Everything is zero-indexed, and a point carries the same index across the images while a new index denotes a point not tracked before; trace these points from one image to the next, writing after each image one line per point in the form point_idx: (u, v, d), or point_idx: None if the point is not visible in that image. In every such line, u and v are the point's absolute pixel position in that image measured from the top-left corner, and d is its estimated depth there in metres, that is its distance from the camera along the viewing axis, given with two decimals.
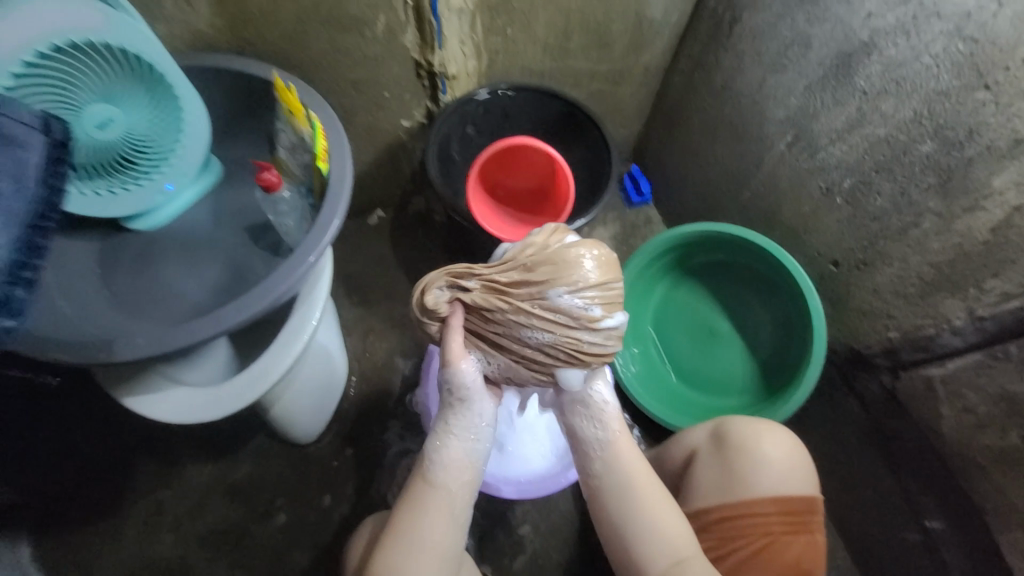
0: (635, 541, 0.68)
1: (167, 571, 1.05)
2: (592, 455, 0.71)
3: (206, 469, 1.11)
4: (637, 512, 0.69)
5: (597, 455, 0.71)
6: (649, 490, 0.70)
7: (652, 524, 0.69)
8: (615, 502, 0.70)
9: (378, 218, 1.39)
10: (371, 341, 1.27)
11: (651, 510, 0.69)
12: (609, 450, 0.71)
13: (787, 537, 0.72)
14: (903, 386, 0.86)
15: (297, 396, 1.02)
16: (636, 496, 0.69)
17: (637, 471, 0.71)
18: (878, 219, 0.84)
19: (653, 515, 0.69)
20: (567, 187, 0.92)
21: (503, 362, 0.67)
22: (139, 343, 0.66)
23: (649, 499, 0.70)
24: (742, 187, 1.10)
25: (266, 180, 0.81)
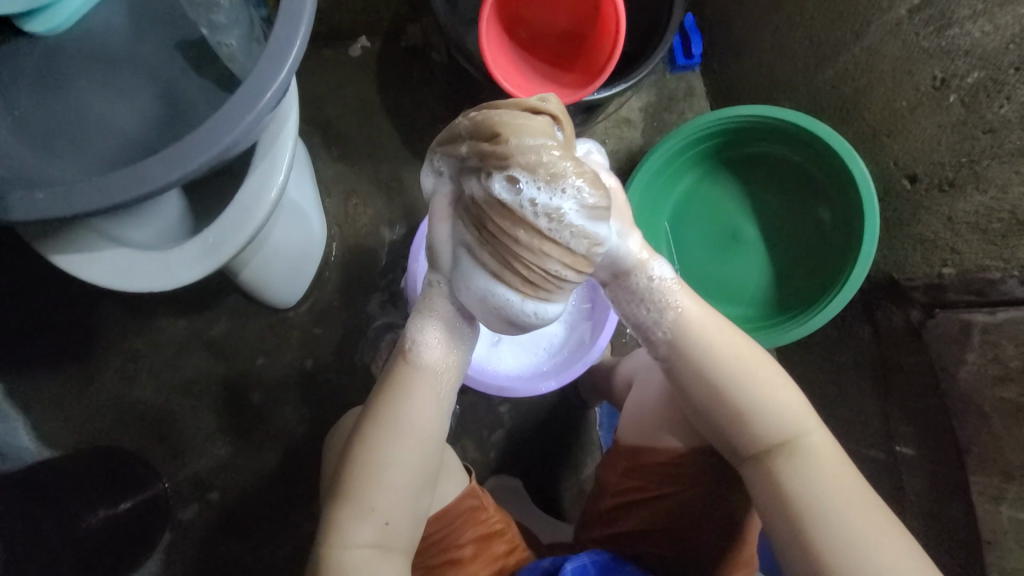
0: (722, 425, 0.59)
1: (146, 413, 1.05)
2: (676, 332, 0.59)
3: (177, 321, 1.06)
4: (739, 394, 0.57)
5: (684, 330, 0.59)
6: (753, 365, 0.58)
7: (754, 405, 0.57)
8: (704, 383, 0.58)
9: (363, 50, 1.13)
10: (354, 203, 1.12)
11: (754, 390, 0.57)
12: (683, 323, 0.59)
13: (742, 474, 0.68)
14: (933, 325, 0.79)
15: (269, 260, 0.92)
16: (734, 377, 0.57)
17: (728, 351, 0.58)
18: (992, 132, 0.68)
19: (757, 396, 0.57)
20: (612, 36, 0.69)
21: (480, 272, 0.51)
22: (39, 198, 0.53)
23: (751, 377, 0.58)
24: (824, 63, 0.87)
25: None
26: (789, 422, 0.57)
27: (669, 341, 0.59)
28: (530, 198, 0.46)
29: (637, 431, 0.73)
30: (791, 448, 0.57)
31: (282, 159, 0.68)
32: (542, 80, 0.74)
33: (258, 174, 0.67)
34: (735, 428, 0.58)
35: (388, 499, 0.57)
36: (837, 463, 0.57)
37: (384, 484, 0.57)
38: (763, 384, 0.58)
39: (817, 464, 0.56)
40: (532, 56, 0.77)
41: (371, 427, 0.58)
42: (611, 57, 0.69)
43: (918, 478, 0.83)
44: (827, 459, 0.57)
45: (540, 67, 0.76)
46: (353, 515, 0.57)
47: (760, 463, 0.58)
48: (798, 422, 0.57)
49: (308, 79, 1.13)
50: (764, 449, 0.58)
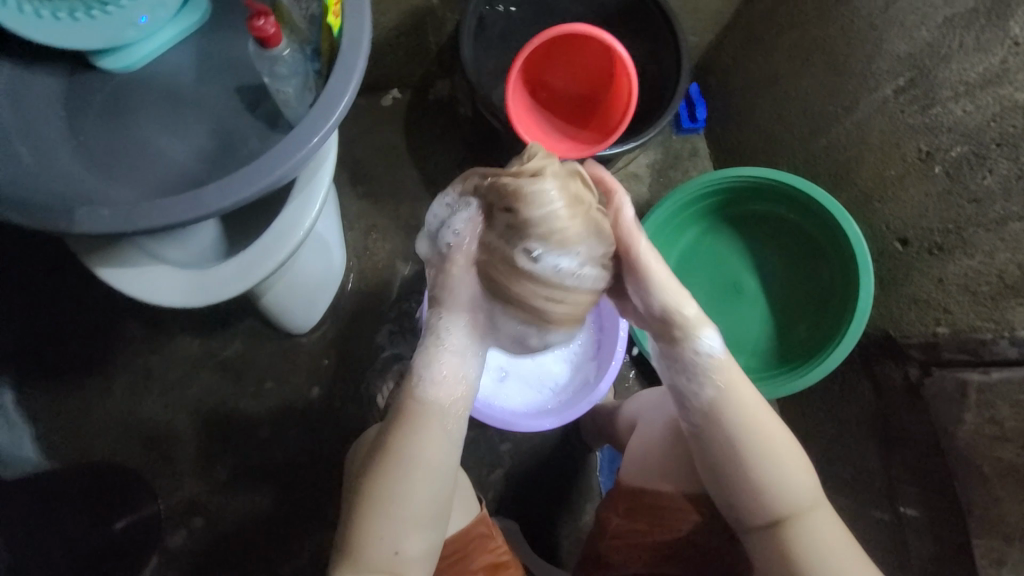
0: (740, 490, 0.60)
1: (150, 431, 1.05)
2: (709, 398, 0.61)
3: (193, 341, 1.09)
4: (762, 469, 0.59)
5: (719, 400, 0.61)
6: (779, 444, 0.60)
7: (776, 481, 0.59)
8: (728, 451, 0.61)
9: (394, 99, 1.23)
10: (373, 238, 1.18)
11: (777, 470, 0.60)
12: (720, 398, 0.61)
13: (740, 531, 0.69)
14: (930, 383, 0.81)
15: (291, 286, 0.96)
16: (762, 453, 0.60)
17: (757, 430, 0.60)
18: (977, 202, 0.73)
19: (779, 472, 0.60)
20: (624, 99, 0.76)
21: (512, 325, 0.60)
22: (103, 214, 0.58)
23: (778, 456, 0.60)
24: (819, 133, 0.95)
25: (260, 30, 0.63)
26: (806, 505, 0.60)
27: (701, 406, 0.62)
28: (555, 265, 0.54)
29: (638, 474, 0.74)
30: (803, 526, 0.59)
31: (318, 193, 0.74)
32: (560, 136, 0.81)
33: (295, 207, 0.73)
34: (754, 498, 0.60)
35: (400, 527, 0.58)
36: (845, 554, 0.59)
37: (396, 512, 0.58)
38: (787, 465, 0.60)
39: (827, 548, 0.59)
40: (551, 117, 0.84)
41: (384, 456, 0.59)
42: (624, 116, 0.75)
43: (922, 540, 0.82)
44: (837, 546, 0.59)
45: (558, 125, 0.83)
46: (367, 543, 0.58)
47: (772, 533, 0.60)
48: (813, 505, 0.60)
49: (341, 123, 1.23)
50: (776, 519, 0.60)
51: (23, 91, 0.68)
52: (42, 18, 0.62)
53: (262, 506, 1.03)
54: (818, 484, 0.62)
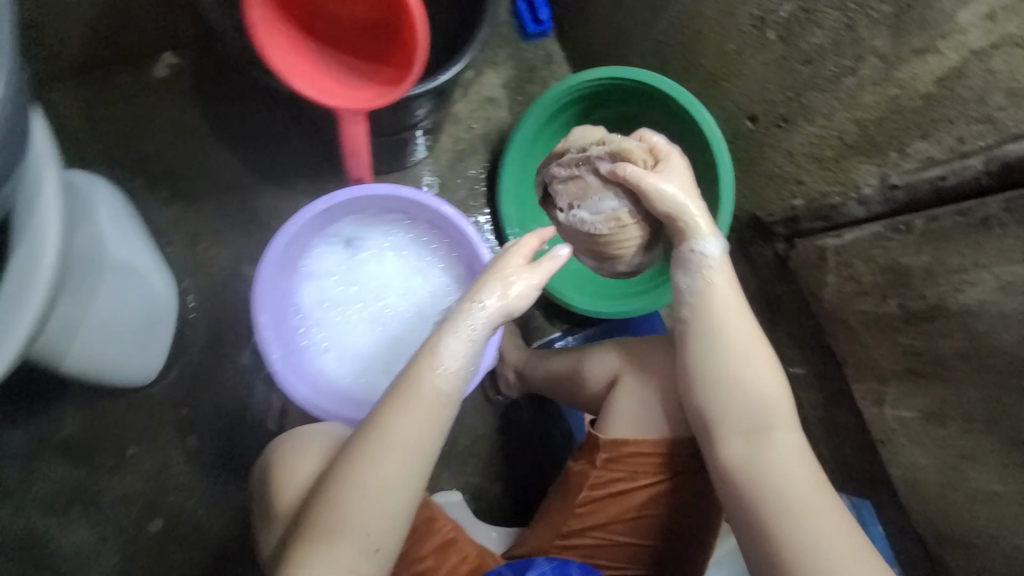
0: (708, 394, 0.64)
1: (7, 542, 0.88)
2: (710, 303, 0.66)
3: (19, 428, 0.89)
4: (736, 374, 0.63)
5: (721, 310, 0.65)
6: (753, 346, 0.65)
7: (743, 377, 0.63)
8: (697, 350, 0.65)
9: (170, 67, 0.97)
10: (205, 246, 0.98)
11: (741, 367, 0.64)
12: (724, 307, 0.65)
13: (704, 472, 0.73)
14: (797, 254, 0.82)
15: (97, 340, 0.77)
16: (728, 348, 0.64)
17: (748, 342, 0.65)
18: (811, 62, 0.69)
19: (750, 378, 0.64)
20: (410, 17, 0.61)
21: (588, 251, 0.80)
22: None
23: (745, 354, 0.64)
24: (658, 14, 0.86)
25: None
26: (774, 408, 0.63)
27: (709, 319, 0.65)
28: (575, 214, 0.77)
29: (623, 412, 0.74)
30: (774, 432, 0.62)
31: (48, 228, 0.56)
32: (356, 79, 0.66)
33: (22, 249, 0.55)
34: (725, 395, 0.63)
35: (377, 522, 0.54)
36: (808, 462, 0.61)
37: (381, 504, 0.54)
38: (756, 371, 0.64)
39: (794, 452, 0.61)
40: (337, 58, 0.67)
41: (371, 443, 0.55)
42: (417, 39, 0.61)
43: (814, 395, 0.89)
44: (804, 453, 0.62)
45: (352, 65, 0.67)
46: (338, 542, 0.53)
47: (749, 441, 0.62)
48: (781, 412, 0.63)
49: (114, 112, 0.96)
50: (751, 427, 0.62)
51: None
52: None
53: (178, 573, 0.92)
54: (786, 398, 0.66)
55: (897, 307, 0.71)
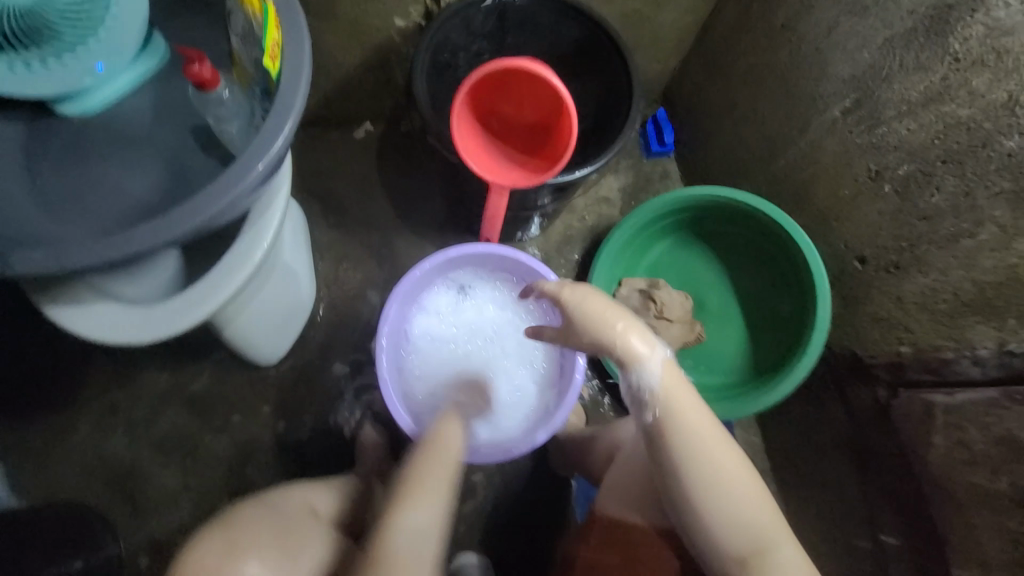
0: (697, 517, 0.60)
1: (118, 468, 1.04)
2: (672, 430, 0.61)
3: (164, 375, 1.08)
4: (717, 498, 0.59)
5: (683, 431, 0.61)
6: (726, 467, 0.60)
7: (727, 505, 0.59)
8: (679, 480, 0.61)
9: (366, 132, 1.26)
10: (345, 267, 1.19)
11: (723, 492, 0.60)
12: (685, 425, 0.61)
13: None
14: (900, 405, 0.78)
15: (252, 319, 0.95)
16: (709, 473, 0.60)
17: (721, 456, 0.61)
18: (928, 219, 0.72)
19: (733, 500, 0.60)
20: (568, 131, 0.76)
21: None
22: (35, 256, 0.57)
23: (722, 475, 0.60)
24: (777, 155, 0.96)
25: (197, 74, 0.65)
26: (762, 528, 0.59)
27: (674, 447, 0.61)
28: None
29: (614, 503, 0.72)
30: (766, 555, 0.59)
31: (270, 224, 0.75)
32: (512, 163, 0.82)
33: (245, 240, 0.74)
34: (715, 528, 0.60)
35: (415, 539, 0.63)
36: (807, 573, 0.59)
37: (416, 525, 0.64)
38: (739, 487, 0.60)
39: (791, 572, 0.58)
40: (503, 144, 0.84)
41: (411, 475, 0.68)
42: (567, 145, 0.75)
43: (905, 572, 0.78)
44: (799, 567, 0.59)
45: (512, 153, 0.84)
46: (389, 547, 0.62)
47: (743, 566, 0.59)
48: (771, 533, 0.59)
49: (316, 154, 1.25)
50: (740, 552, 0.59)
51: None
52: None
53: None
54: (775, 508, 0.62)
55: (1012, 488, 0.65)
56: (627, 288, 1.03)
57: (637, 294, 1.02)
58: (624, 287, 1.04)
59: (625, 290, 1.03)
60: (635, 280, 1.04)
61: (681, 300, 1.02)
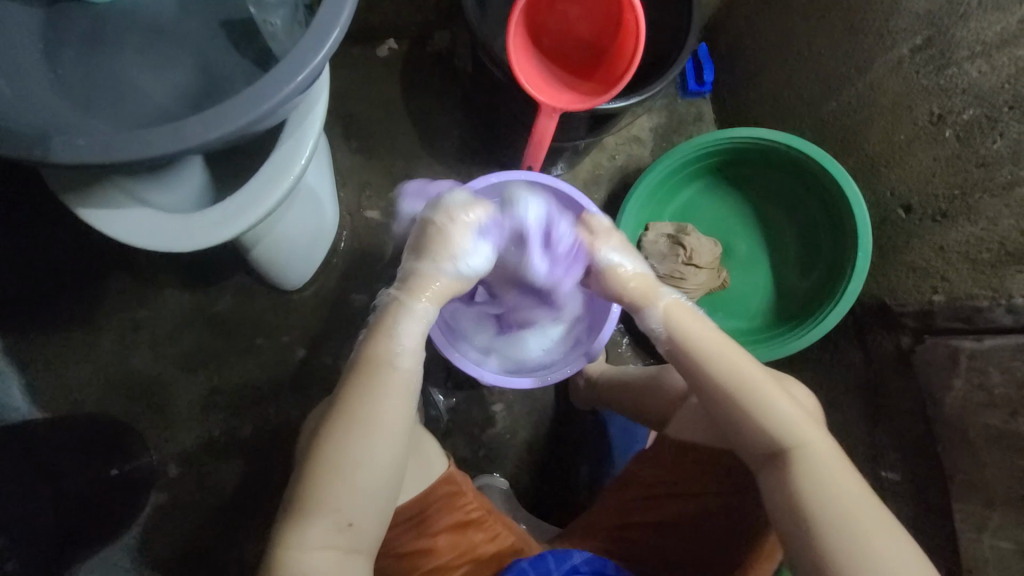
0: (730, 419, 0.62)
1: (142, 384, 1.04)
2: (690, 336, 0.66)
3: (184, 295, 1.06)
4: (743, 400, 0.61)
5: (698, 341, 0.65)
6: (748, 370, 0.62)
7: (752, 404, 0.61)
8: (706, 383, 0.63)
9: (390, 50, 1.18)
10: (368, 196, 1.15)
11: (748, 393, 0.61)
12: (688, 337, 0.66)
13: None
14: (923, 350, 0.81)
15: (280, 240, 0.93)
16: (730, 375, 0.62)
17: (743, 364, 0.63)
18: (985, 166, 0.71)
19: (760, 402, 0.61)
20: (632, 52, 0.71)
21: None
22: (80, 143, 0.53)
23: (745, 377, 0.62)
24: (828, 97, 0.92)
25: None
26: (794, 427, 0.59)
27: (693, 353, 0.65)
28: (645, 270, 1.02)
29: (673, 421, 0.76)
30: (800, 455, 0.58)
31: (308, 139, 0.70)
32: (562, 85, 0.77)
33: (285, 150, 0.70)
34: (745, 427, 0.61)
35: (368, 480, 0.56)
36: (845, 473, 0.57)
37: (361, 467, 0.56)
38: (764, 387, 0.61)
39: (828, 470, 0.57)
40: (552, 63, 0.79)
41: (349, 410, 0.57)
42: (627, 70, 0.71)
43: (903, 506, 0.84)
44: (837, 468, 0.57)
45: (562, 74, 0.78)
46: (318, 492, 0.54)
47: (776, 462, 0.59)
48: (807, 433, 0.59)
49: (336, 73, 1.17)
50: (777, 449, 0.59)
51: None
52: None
53: (258, 460, 1.04)
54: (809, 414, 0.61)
55: None
56: (656, 231, 1.03)
57: (665, 239, 1.02)
58: (653, 231, 1.03)
59: (655, 232, 1.03)
60: (664, 224, 1.04)
61: (710, 245, 1.02)
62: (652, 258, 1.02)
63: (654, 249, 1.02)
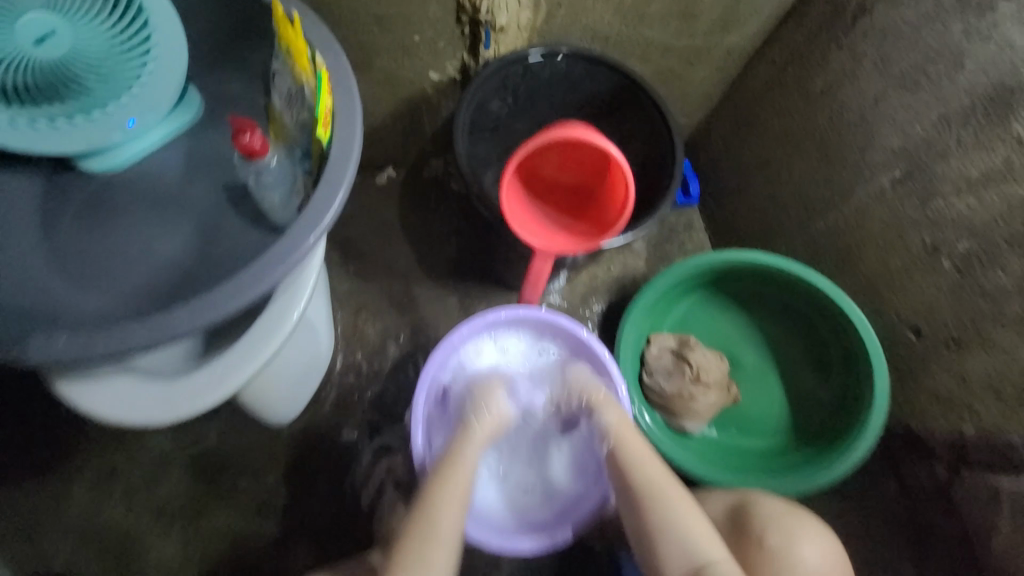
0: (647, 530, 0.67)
1: (112, 539, 0.95)
2: (623, 456, 0.72)
3: (168, 435, 1.01)
4: (660, 509, 0.67)
5: (630, 451, 0.72)
6: (665, 483, 0.69)
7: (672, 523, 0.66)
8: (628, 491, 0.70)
9: (389, 178, 1.24)
10: (364, 319, 1.14)
11: (664, 510, 0.67)
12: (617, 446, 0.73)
13: None
14: (960, 486, 0.75)
15: (272, 381, 0.89)
16: (650, 494, 0.68)
17: (652, 469, 0.70)
18: (991, 297, 0.70)
19: (675, 514, 0.67)
20: (620, 201, 0.72)
21: (665, 417, 0.99)
22: (56, 344, 0.53)
23: (668, 503, 0.67)
24: (816, 217, 0.94)
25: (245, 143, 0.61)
26: (706, 544, 0.65)
27: (630, 473, 0.70)
28: (651, 386, 0.99)
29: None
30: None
31: (304, 291, 0.70)
32: (556, 227, 0.79)
33: (280, 304, 0.69)
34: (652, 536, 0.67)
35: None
36: None
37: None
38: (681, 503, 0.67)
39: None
40: (546, 206, 0.82)
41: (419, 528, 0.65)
42: (618, 218, 0.71)
43: None
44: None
45: (556, 217, 0.80)
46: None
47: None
48: (716, 549, 0.64)
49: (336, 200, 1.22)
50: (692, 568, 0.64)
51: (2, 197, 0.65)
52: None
53: None
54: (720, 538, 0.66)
55: None
56: (660, 344, 1.01)
57: (669, 354, 1.00)
58: (656, 343, 1.02)
59: (658, 345, 1.01)
60: (667, 336, 1.02)
61: (717, 360, 0.99)
62: (657, 373, 0.99)
63: (658, 363, 1.00)
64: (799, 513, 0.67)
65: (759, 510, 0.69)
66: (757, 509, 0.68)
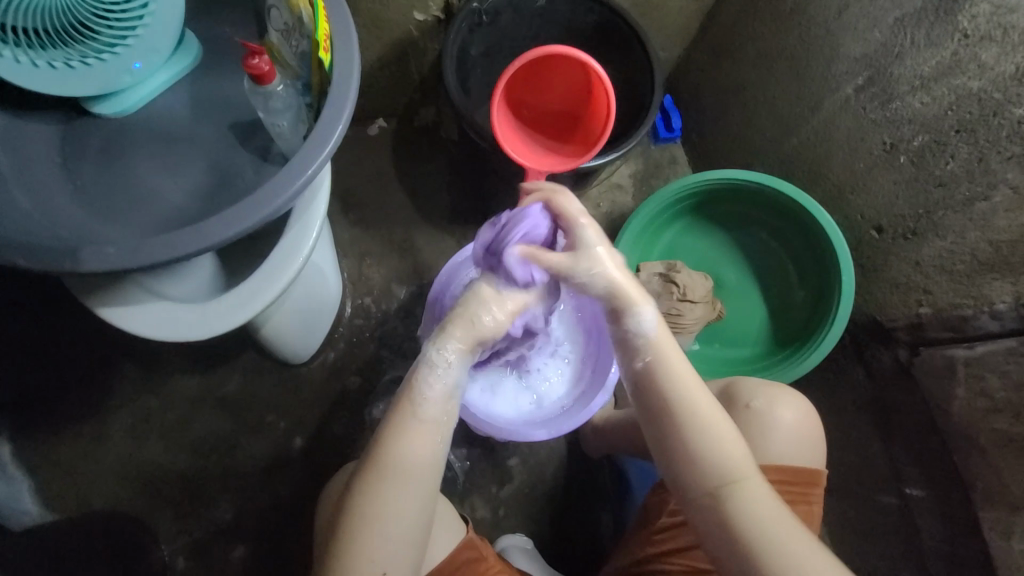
0: (675, 446, 0.63)
1: (153, 474, 1.03)
2: (661, 376, 0.64)
3: (193, 379, 1.07)
4: (693, 429, 0.62)
5: (671, 372, 0.64)
6: (700, 403, 0.63)
7: (696, 437, 0.62)
8: (660, 413, 0.63)
9: (380, 128, 1.27)
10: (368, 264, 1.19)
11: (696, 426, 0.62)
12: (654, 368, 0.64)
13: (785, 505, 0.70)
14: (920, 363, 0.83)
15: (290, 317, 0.95)
16: (681, 411, 0.62)
17: (692, 386, 0.63)
18: (944, 186, 0.78)
19: (707, 435, 0.62)
20: (603, 115, 0.78)
21: None
22: (108, 252, 0.57)
23: (702, 417, 0.62)
24: (789, 133, 0.99)
25: (255, 68, 0.66)
26: (732, 465, 0.61)
27: (663, 396, 0.63)
28: None
29: None
30: (734, 492, 0.60)
31: (313, 223, 0.75)
32: (546, 150, 0.84)
33: (293, 236, 0.74)
34: (678, 457, 0.62)
35: (390, 542, 0.59)
36: (786, 521, 0.59)
37: (389, 534, 0.59)
38: (713, 427, 0.62)
39: (761, 506, 0.60)
40: (534, 131, 0.88)
41: (388, 451, 0.60)
42: (604, 129, 0.77)
43: (932, 522, 0.83)
44: (767, 499, 0.60)
45: (545, 142, 0.86)
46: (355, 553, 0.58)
47: (716, 498, 0.60)
48: (744, 472, 0.61)
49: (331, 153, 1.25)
50: (716, 486, 0.61)
51: (15, 138, 0.69)
52: (20, 63, 0.62)
53: (273, 542, 1.02)
54: (746, 453, 0.63)
55: None
56: (649, 270, 1.06)
57: (657, 278, 1.04)
58: (645, 270, 1.06)
59: (647, 271, 1.05)
60: (655, 263, 1.07)
61: (702, 280, 1.05)
62: (647, 296, 1.04)
63: (647, 287, 1.04)
64: (783, 388, 0.75)
65: (747, 384, 0.77)
66: (742, 385, 0.77)
